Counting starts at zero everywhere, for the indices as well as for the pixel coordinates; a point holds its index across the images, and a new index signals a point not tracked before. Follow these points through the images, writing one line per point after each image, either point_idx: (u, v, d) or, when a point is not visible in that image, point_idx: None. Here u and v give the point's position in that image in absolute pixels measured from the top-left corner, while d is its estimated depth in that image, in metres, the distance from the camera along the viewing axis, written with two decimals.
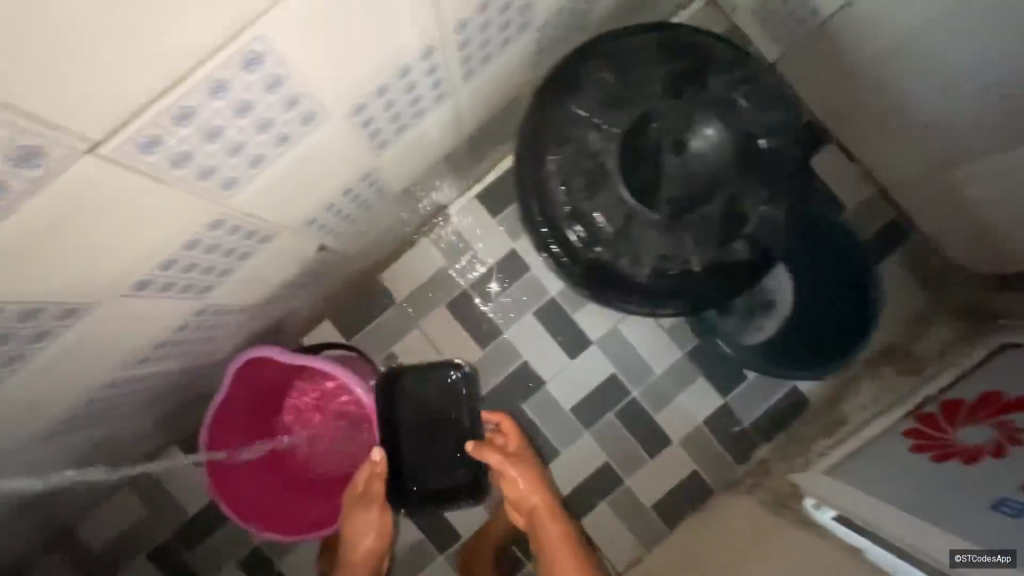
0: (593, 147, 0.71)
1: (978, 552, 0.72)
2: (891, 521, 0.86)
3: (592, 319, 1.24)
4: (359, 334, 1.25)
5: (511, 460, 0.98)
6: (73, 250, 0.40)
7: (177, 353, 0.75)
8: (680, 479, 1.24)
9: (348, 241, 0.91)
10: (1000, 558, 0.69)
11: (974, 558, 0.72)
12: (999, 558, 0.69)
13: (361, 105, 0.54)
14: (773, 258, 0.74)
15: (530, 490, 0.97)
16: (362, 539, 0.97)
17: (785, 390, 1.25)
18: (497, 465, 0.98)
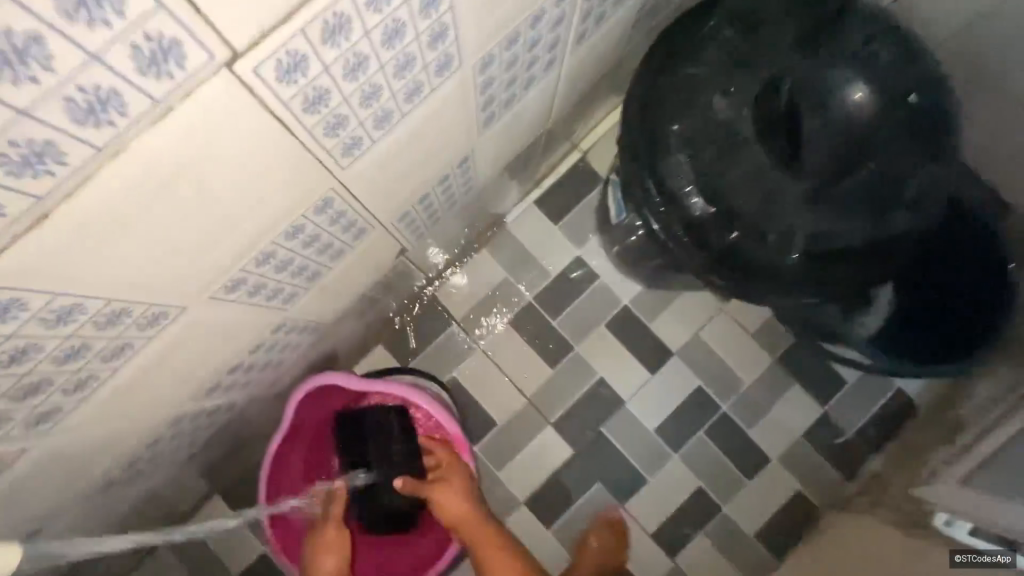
0: (722, 114, 0.62)
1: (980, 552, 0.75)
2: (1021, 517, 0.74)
3: (670, 328, 1.13)
4: (417, 358, 1.13)
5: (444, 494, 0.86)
6: (185, 221, 0.33)
7: (243, 380, 0.65)
8: (782, 501, 1.11)
9: (420, 247, 0.82)
10: (999, 558, 0.73)
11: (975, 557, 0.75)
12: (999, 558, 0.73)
13: (490, 57, 0.46)
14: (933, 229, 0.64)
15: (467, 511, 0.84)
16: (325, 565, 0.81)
17: (891, 394, 1.13)
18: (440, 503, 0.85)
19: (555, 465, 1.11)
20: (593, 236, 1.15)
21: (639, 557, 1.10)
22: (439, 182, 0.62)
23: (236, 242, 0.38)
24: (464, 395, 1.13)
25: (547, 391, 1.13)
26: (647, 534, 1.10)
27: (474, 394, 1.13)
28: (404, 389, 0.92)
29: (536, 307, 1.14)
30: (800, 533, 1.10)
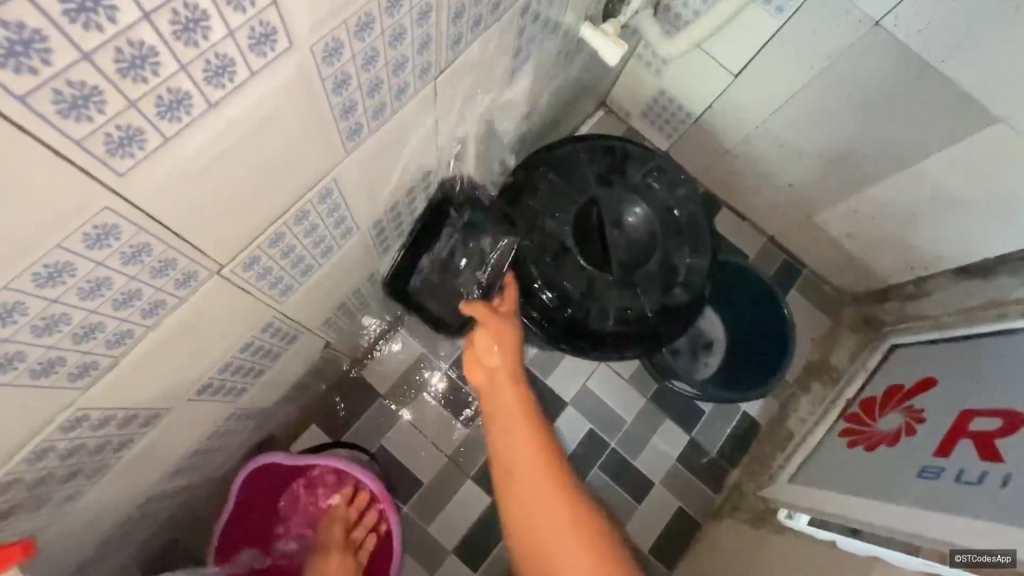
0: (551, 230, 0.89)
1: (978, 552, 0.78)
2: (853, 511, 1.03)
3: (562, 381, 1.38)
4: (347, 431, 1.29)
5: (490, 313, 0.78)
6: (181, 358, 0.50)
7: (199, 462, 0.79)
8: (669, 518, 1.34)
9: (342, 337, 1.00)
10: (1000, 558, 0.75)
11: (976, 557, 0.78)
12: (1000, 559, 0.75)
13: (378, 218, 0.69)
14: (704, 299, 0.92)
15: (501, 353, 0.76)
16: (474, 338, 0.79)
17: (739, 417, 1.43)
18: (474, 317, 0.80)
19: (478, 514, 1.29)
20: None
21: None
22: (351, 291, 0.82)
23: (209, 363, 0.56)
24: (393, 460, 1.29)
25: (465, 448, 1.31)
26: None
27: (401, 458, 1.29)
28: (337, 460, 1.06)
29: (451, 375, 1.34)
30: (686, 544, 1.33)
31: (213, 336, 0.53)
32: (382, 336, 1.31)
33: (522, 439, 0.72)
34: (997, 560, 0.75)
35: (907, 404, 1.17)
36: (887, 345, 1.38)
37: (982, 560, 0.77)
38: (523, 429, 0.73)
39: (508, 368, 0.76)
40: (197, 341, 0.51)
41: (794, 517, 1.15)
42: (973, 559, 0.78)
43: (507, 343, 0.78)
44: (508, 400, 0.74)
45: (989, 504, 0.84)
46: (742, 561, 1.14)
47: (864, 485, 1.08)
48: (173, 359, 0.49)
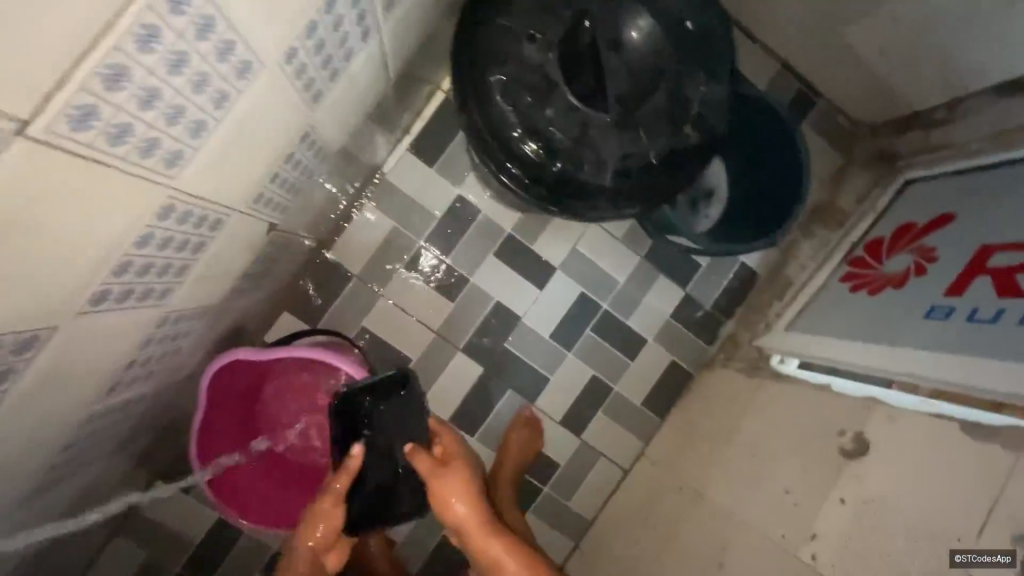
0: (532, 59, 0.69)
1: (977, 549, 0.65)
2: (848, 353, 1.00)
3: (550, 246, 1.28)
4: (324, 315, 1.21)
5: (433, 473, 0.82)
6: (29, 262, 0.37)
7: (145, 374, 0.70)
8: (663, 371, 1.34)
9: (291, 218, 0.85)
10: (1000, 558, 0.63)
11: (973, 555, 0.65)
12: (998, 558, 0.63)
13: (292, 50, 0.50)
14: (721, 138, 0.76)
15: (455, 507, 0.81)
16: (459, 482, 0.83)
17: (736, 268, 1.36)
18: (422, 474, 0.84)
19: (471, 384, 1.28)
20: (468, 173, 1.23)
21: (558, 443, 1.31)
22: (283, 155, 0.65)
23: (89, 265, 0.43)
24: (377, 340, 1.23)
25: (452, 322, 1.26)
26: (557, 422, 1.31)
27: (385, 338, 1.23)
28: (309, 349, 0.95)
29: (428, 248, 1.23)
30: (678, 394, 1.35)
31: (76, 230, 0.39)
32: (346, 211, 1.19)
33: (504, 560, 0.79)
34: (995, 559, 0.63)
35: (919, 244, 1.09)
36: (901, 181, 1.26)
37: (985, 561, 0.64)
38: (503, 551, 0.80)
39: (465, 514, 0.81)
40: (45, 238, 0.36)
41: (784, 362, 1.15)
42: (974, 560, 0.65)
43: (458, 495, 0.82)
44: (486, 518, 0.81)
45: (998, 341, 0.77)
46: (734, 410, 1.16)
47: (863, 327, 1.04)
48: (14, 266, 0.35)
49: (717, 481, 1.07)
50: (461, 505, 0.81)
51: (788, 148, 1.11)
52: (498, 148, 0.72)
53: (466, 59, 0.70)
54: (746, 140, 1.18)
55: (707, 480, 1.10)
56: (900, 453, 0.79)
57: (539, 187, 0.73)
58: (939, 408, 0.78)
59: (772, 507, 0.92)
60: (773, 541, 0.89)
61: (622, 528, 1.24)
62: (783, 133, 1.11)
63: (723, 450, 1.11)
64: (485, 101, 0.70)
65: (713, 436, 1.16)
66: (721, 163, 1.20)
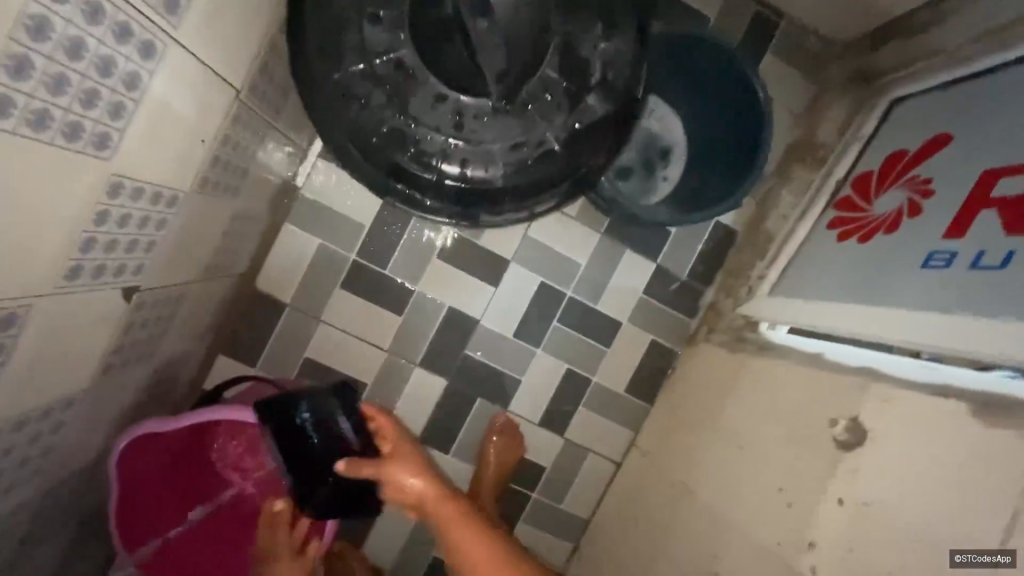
0: (377, 47, 0.59)
1: (974, 549, 0.55)
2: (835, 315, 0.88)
3: (499, 237, 1.15)
4: (264, 352, 1.12)
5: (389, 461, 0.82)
6: None
7: (9, 483, 0.61)
8: (643, 354, 1.22)
9: (168, 271, 0.74)
10: (999, 557, 0.53)
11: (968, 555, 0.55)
12: (996, 558, 0.53)
13: (3, 98, 0.38)
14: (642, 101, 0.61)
15: (418, 486, 0.82)
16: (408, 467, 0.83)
17: (710, 229, 1.22)
18: (374, 473, 0.82)
19: (436, 400, 1.18)
20: None
21: (540, 446, 1.22)
22: (89, 217, 0.52)
23: None
24: (326, 370, 1.13)
25: (404, 337, 1.15)
26: (536, 425, 1.21)
27: (335, 366, 1.14)
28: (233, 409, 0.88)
29: (364, 262, 1.12)
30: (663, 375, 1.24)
31: None
32: (264, 235, 1.08)
33: (472, 536, 0.77)
34: (993, 559, 0.53)
35: (910, 176, 0.94)
36: (887, 100, 1.08)
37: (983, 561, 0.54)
38: (469, 528, 0.78)
39: (426, 490, 0.82)
40: None
41: (775, 328, 1.04)
42: (974, 561, 0.54)
43: (414, 471, 0.83)
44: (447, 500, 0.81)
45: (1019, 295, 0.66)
46: (722, 392, 1.04)
47: (851, 283, 0.92)
48: None
49: (707, 477, 0.96)
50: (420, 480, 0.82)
51: (740, 92, 0.96)
52: (374, 164, 0.63)
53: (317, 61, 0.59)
54: (695, 87, 1.03)
55: (698, 475, 0.99)
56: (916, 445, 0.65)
57: (429, 195, 0.64)
58: (966, 382, 0.65)
59: (761, 506, 0.82)
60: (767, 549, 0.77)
61: (615, 526, 1.15)
62: (733, 74, 0.95)
63: (712, 440, 1.00)
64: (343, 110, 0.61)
65: (702, 424, 1.05)
66: (674, 115, 1.09)
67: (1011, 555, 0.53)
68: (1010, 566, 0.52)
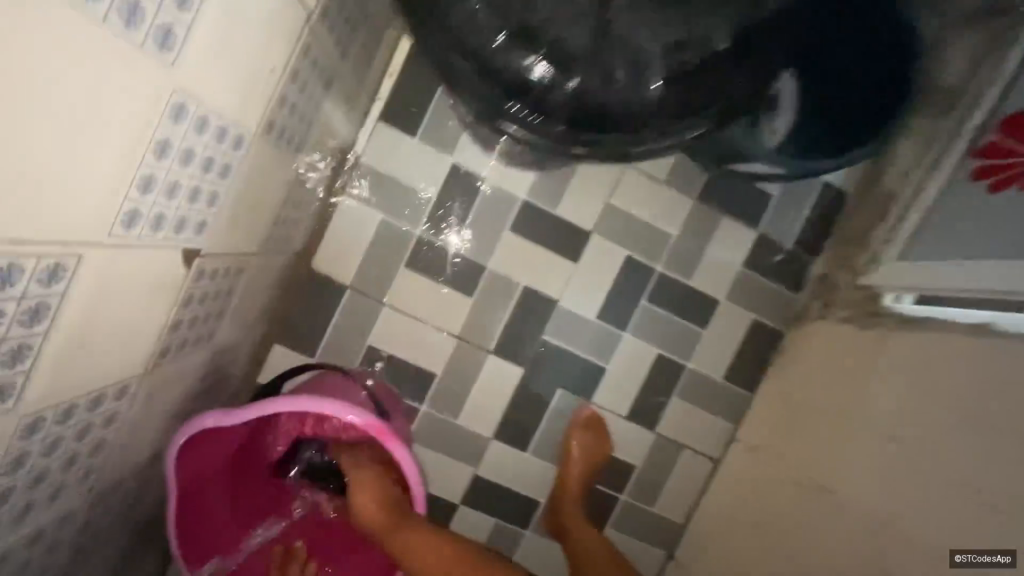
0: None
1: (978, 550, 0.61)
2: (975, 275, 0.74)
3: (579, 207, 1.02)
4: (324, 340, 1.01)
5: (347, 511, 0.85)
6: None
7: (55, 489, 0.51)
8: (743, 335, 1.08)
9: (229, 236, 0.63)
10: (999, 558, 0.59)
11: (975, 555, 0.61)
12: (998, 559, 0.59)
13: None
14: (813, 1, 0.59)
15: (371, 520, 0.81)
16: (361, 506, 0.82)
17: (818, 190, 1.07)
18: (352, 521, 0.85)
19: (512, 391, 1.05)
20: (461, 134, 0.99)
21: (628, 442, 1.08)
22: (148, 140, 0.40)
23: None
24: (391, 359, 1.02)
25: (475, 321, 1.03)
26: (624, 418, 1.07)
27: (400, 355, 1.02)
28: (300, 401, 0.79)
29: (430, 238, 1.00)
30: (766, 359, 1.09)
31: None
32: (321, 209, 0.98)
33: (431, 552, 0.77)
34: (994, 559, 0.59)
35: None
36: None
37: (984, 561, 0.60)
38: (428, 542, 0.78)
39: (381, 520, 0.81)
40: None
41: (900, 300, 0.89)
42: (973, 560, 0.61)
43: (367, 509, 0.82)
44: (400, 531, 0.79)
45: None
46: (858, 374, 0.89)
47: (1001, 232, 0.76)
48: None
49: (848, 472, 0.82)
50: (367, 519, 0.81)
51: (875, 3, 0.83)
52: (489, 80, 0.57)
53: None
54: (822, 22, 0.82)
55: (837, 470, 0.85)
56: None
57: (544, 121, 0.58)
58: None
59: (929, 503, 0.68)
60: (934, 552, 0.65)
61: (726, 531, 1.00)
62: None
63: (850, 429, 0.85)
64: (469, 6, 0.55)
65: (833, 412, 0.90)
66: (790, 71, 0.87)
67: (1013, 552, 0.58)
68: (1010, 564, 0.58)
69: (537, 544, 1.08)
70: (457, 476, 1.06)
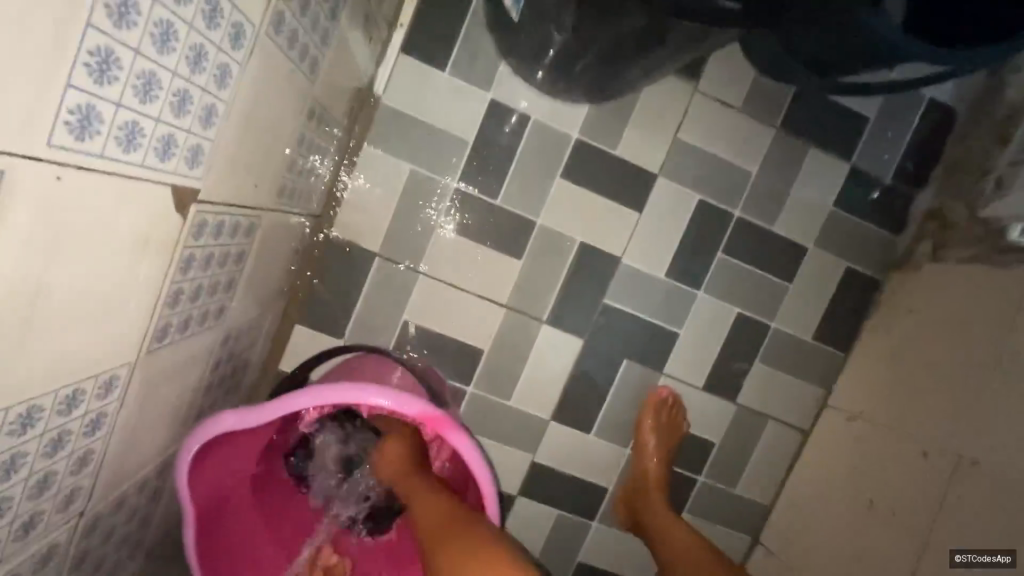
0: None
1: (978, 553, 0.66)
2: None
3: (641, 145, 0.87)
4: (353, 318, 0.87)
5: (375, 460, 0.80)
6: None
7: (28, 525, 0.38)
8: (836, 288, 0.93)
9: (233, 180, 0.48)
10: (998, 559, 0.64)
11: (976, 558, 0.66)
12: (1000, 560, 0.63)
13: None
14: None
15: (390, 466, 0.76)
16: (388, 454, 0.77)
17: (923, 110, 0.90)
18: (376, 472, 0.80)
19: (571, 366, 0.91)
20: (499, 65, 0.83)
21: (705, 417, 0.94)
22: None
23: None
24: (431, 335, 0.88)
25: (525, 288, 0.88)
26: (699, 390, 0.93)
27: (442, 330, 0.88)
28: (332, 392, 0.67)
29: (468, 191, 0.85)
30: (861, 314, 0.94)
31: None
32: (339, 163, 0.83)
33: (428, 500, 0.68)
34: (995, 561, 0.64)
35: None
36: None
37: (987, 562, 0.65)
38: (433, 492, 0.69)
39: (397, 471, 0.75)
40: None
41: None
42: (976, 562, 0.66)
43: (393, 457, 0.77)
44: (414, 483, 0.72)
45: None
46: (992, 320, 0.75)
47: None
48: None
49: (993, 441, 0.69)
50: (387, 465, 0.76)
51: None
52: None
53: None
54: None
55: (979, 435, 0.71)
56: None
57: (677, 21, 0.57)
58: None
59: None
60: None
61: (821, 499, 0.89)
62: None
63: (988, 385, 0.72)
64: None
65: (958, 364, 0.77)
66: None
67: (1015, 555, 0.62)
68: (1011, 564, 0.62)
69: (606, 536, 0.95)
70: (512, 463, 0.93)
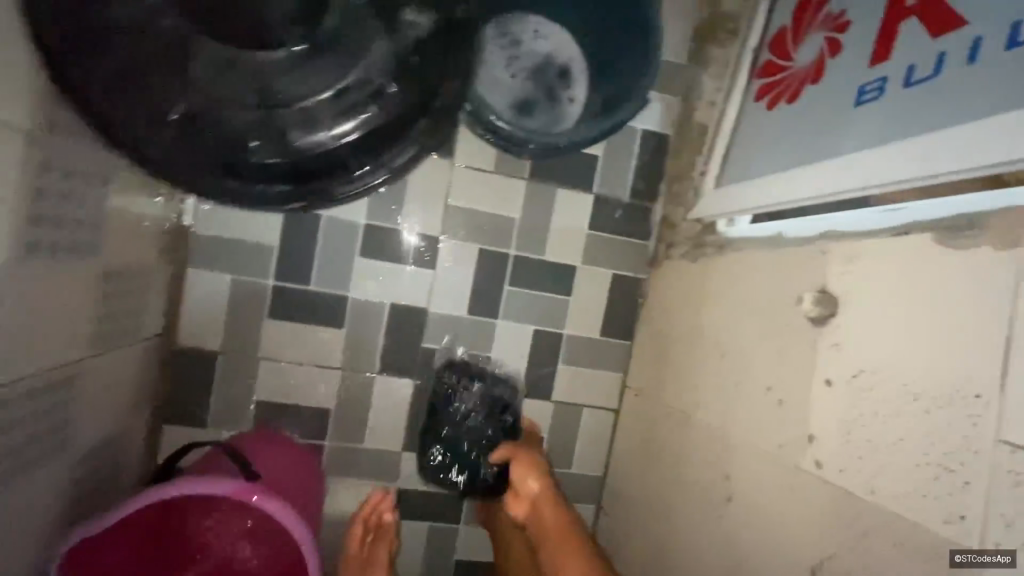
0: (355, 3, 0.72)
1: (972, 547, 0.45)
2: (770, 196, 0.83)
3: (420, 216, 1.06)
4: (212, 407, 1.03)
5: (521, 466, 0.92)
6: None
7: None
8: (608, 291, 1.15)
9: (31, 358, 0.64)
10: (998, 557, 0.43)
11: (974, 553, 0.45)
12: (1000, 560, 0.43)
13: None
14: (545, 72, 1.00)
15: (531, 487, 0.90)
16: (528, 482, 0.90)
17: (639, 139, 1.13)
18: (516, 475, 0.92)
19: (409, 403, 1.10)
20: None
21: (531, 417, 1.15)
22: None
23: None
24: (282, 406, 1.05)
25: (354, 349, 1.07)
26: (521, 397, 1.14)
27: (290, 399, 1.05)
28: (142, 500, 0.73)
29: (285, 284, 1.03)
30: (634, 307, 1.16)
31: None
32: (168, 286, 0.99)
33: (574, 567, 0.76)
34: (992, 560, 0.44)
35: (824, 14, 0.86)
36: None
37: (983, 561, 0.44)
38: (573, 556, 0.77)
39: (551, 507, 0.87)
40: None
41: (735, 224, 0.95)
42: (971, 560, 0.45)
43: (537, 475, 0.92)
44: (569, 561, 0.77)
45: (940, 109, 0.61)
46: (691, 305, 0.97)
47: (781, 157, 0.85)
48: None
49: (702, 401, 0.87)
50: (535, 479, 0.91)
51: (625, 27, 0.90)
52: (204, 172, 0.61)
53: (74, 45, 0.53)
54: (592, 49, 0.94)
55: (689, 394, 0.92)
56: (898, 292, 0.56)
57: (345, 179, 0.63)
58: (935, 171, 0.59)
59: (758, 410, 0.73)
60: (772, 454, 0.69)
61: (649, 508, 0.99)
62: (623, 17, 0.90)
63: (700, 362, 0.90)
64: (131, 97, 0.57)
65: (678, 343, 0.98)
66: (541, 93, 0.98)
67: (1017, 551, 0.42)
68: (1013, 568, 0.42)
69: (475, 533, 1.14)
70: None
